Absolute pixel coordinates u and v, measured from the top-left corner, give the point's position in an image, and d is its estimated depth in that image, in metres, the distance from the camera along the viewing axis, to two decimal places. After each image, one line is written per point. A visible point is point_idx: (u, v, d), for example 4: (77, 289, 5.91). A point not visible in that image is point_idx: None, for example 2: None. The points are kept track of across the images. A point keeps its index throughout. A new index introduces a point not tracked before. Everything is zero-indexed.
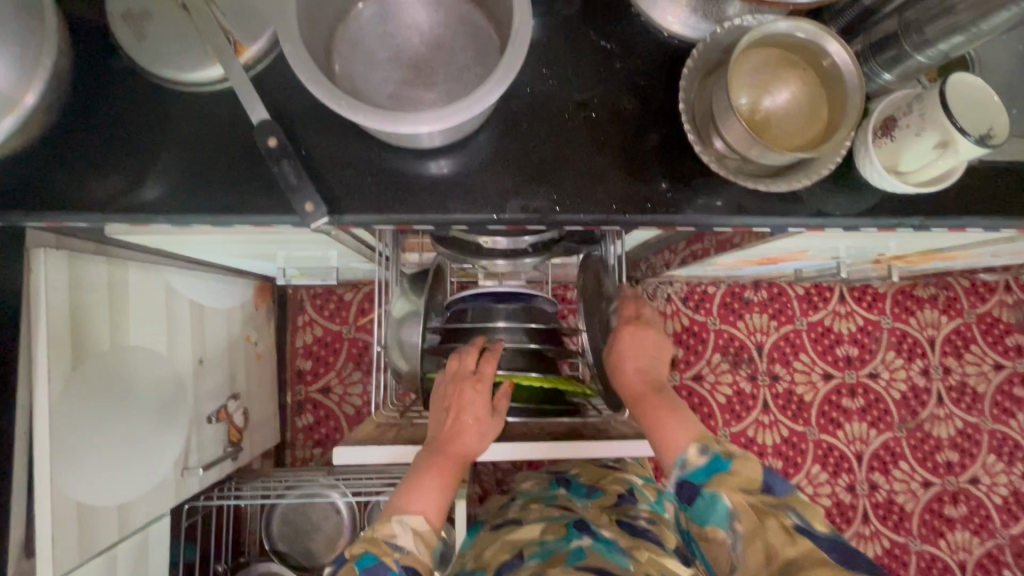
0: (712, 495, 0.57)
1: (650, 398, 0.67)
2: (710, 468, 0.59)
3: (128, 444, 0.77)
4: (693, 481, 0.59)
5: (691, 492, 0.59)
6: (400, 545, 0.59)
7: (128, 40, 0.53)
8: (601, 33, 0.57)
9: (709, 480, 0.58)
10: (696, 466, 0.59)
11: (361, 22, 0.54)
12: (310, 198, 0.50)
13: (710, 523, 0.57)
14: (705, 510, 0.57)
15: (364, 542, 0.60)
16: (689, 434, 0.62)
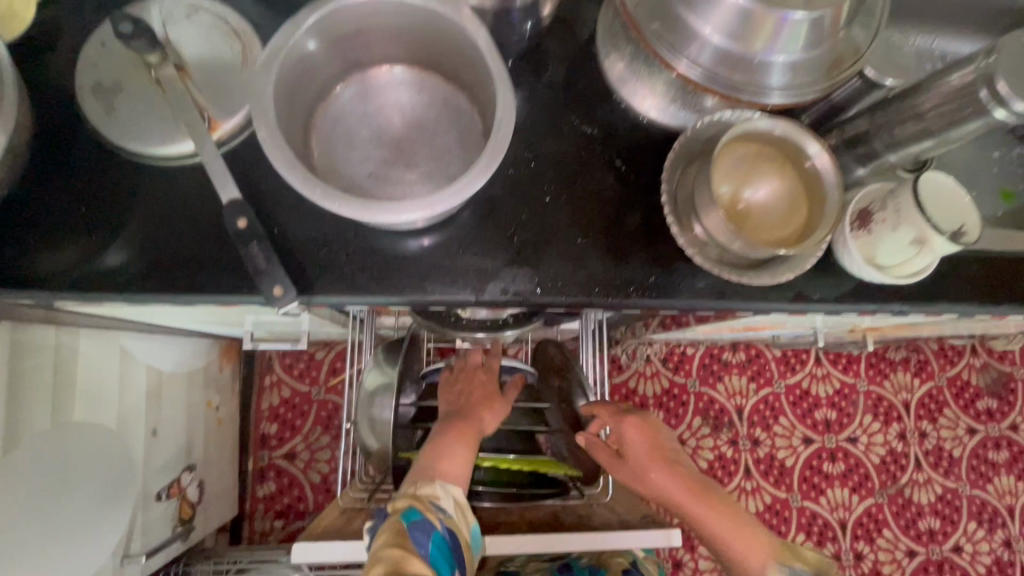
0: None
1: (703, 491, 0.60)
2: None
3: (64, 533, 0.69)
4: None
5: None
6: (443, 507, 0.58)
7: (96, 113, 0.51)
8: (582, 116, 0.56)
9: None
10: None
11: (340, 102, 0.54)
12: (279, 282, 0.47)
13: None
14: None
15: (407, 496, 0.58)
16: (767, 552, 0.56)
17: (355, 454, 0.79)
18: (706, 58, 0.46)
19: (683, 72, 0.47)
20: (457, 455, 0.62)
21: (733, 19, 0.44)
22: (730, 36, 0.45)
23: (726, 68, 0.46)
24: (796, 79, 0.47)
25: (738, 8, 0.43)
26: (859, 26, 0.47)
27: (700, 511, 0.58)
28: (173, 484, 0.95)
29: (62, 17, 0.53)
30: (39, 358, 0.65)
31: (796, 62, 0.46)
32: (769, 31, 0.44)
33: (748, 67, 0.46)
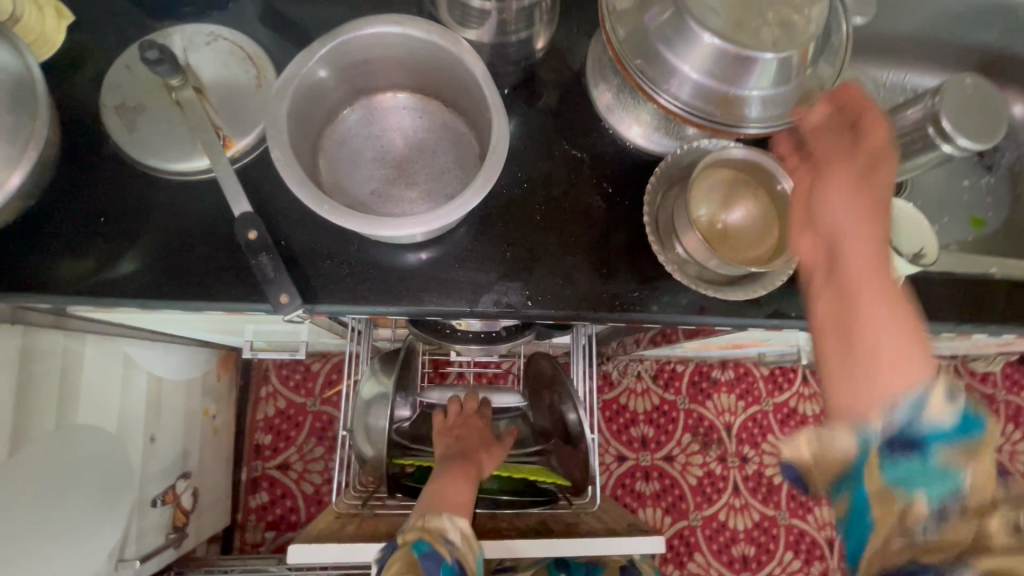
0: (836, 482, 0.37)
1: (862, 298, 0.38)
2: (956, 423, 0.34)
3: (63, 535, 0.71)
4: (930, 438, 0.34)
5: (903, 449, 0.34)
6: (451, 540, 0.60)
7: (119, 131, 0.54)
8: (572, 141, 0.60)
9: (951, 446, 0.34)
10: (936, 420, 0.34)
11: (348, 124, 0.58)
12: (286, 290, 0.50)
13: (910, 491, 0.34)
14: (915, 477, 0.34)
15: (417, 530, 0.60)
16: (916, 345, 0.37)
17: (350, 461, 0.81)
18: (686, 92, 0.50)
19: (665, 102, 0.50)
20: (460, 492, 0.65)
21: (710, 58, 0.48)
22: (708, 73, 0.49)
23: (703, 101, 0.50)
24: (766, 112, 0.51)
25: (716, 48, 0.47)
26: (823, 65, 0.52)
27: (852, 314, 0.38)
28: (167, 491, 0.96)
29: (90, 42, 0.57)
30: (48, 363, 0.68)
31: (764, 99, 0.50)
32: (742, 71, 0.48)
33: (723, 101, 0.50)
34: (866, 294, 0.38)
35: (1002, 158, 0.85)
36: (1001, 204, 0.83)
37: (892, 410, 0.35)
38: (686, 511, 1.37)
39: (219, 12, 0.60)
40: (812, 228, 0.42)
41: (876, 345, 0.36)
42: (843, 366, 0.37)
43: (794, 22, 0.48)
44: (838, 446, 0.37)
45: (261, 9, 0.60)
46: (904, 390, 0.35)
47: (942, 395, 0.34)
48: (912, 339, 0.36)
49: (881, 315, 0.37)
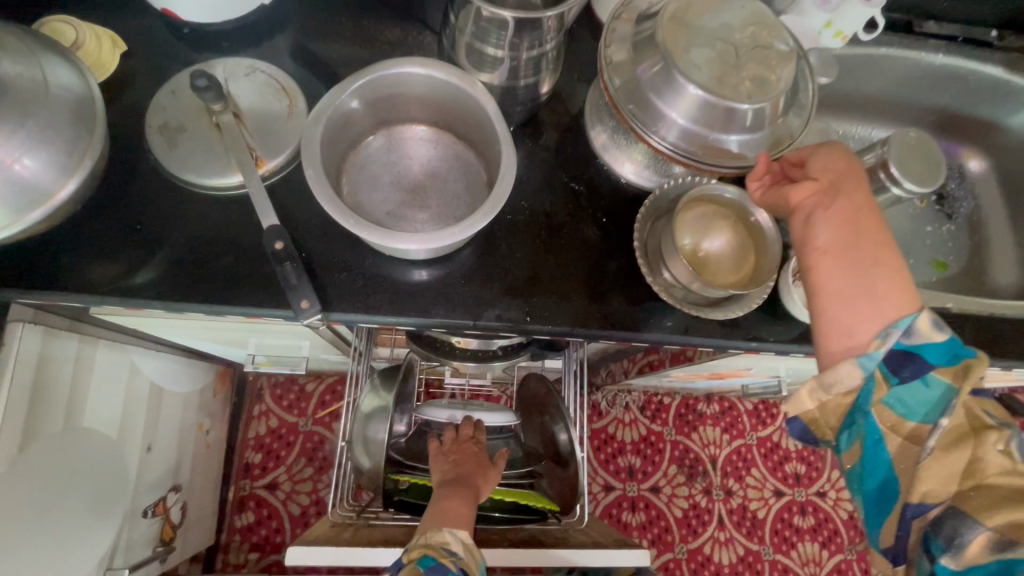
0: (846, 419, 0.43)
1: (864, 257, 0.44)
2: (946, 347, 0.42)
3: (60, 538, 0.71)
4: (924, 359, 0.41)
5: (902, 363, 0.42)
6: (454, 551, 0.62)
7: (160, 148, 0.60)
8: (571, 174, 0.66)
9: (944, 366, 0.41)
10: (927, 340, 0.42)
11: (369, 150, 0.64)
12: (306, 296, 0.55)
13: (908, 410, 0.41)
14: (916, 398, 0.41)
15: (420, 546, 0.61)
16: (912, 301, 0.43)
17: (346, 474, 0.83)
18: (673, 134, 0.57)
19: (655, 141, 0.57)
20: (456, 508, 0.68)
21: (696, 105, 0.55)
22: (694, 118, 0.55)
23: (689, 142, 0.57)
24: (741, 154, 0.57)
25: (701, 97, 0.54)
26: (793, 116, 0.59)
27: (854, 264, 0.44)
28: (159, 502, 0.97)
29: (137, 68, 0.63)
30: (63, 368, 0.69)
31: (741, 144, 0.57)
32: (724, 118, 0.55)
33: (706, 143, 0.57)
34: (862, 232, 0.45)
35: (960, 208, 0.93)
36: (961, 249, 0.91)
37: (887, 334, 0.42)
38: (671, 543, 1.38)
39: (256, 48, 0.67)
40: (814, 178, 0.48)
41: (867, 273, 0.44)
42: (839, 287, 0.44)
43: (766, 78, 0.55)
44: (842, 383, 0.42)
45: (293, 47, 0.67)
46: (895, 318, 0.43)
47: (930, 320, 0.42)
48: (900, 271, 0.44)
49: (874, 252, 0.44)
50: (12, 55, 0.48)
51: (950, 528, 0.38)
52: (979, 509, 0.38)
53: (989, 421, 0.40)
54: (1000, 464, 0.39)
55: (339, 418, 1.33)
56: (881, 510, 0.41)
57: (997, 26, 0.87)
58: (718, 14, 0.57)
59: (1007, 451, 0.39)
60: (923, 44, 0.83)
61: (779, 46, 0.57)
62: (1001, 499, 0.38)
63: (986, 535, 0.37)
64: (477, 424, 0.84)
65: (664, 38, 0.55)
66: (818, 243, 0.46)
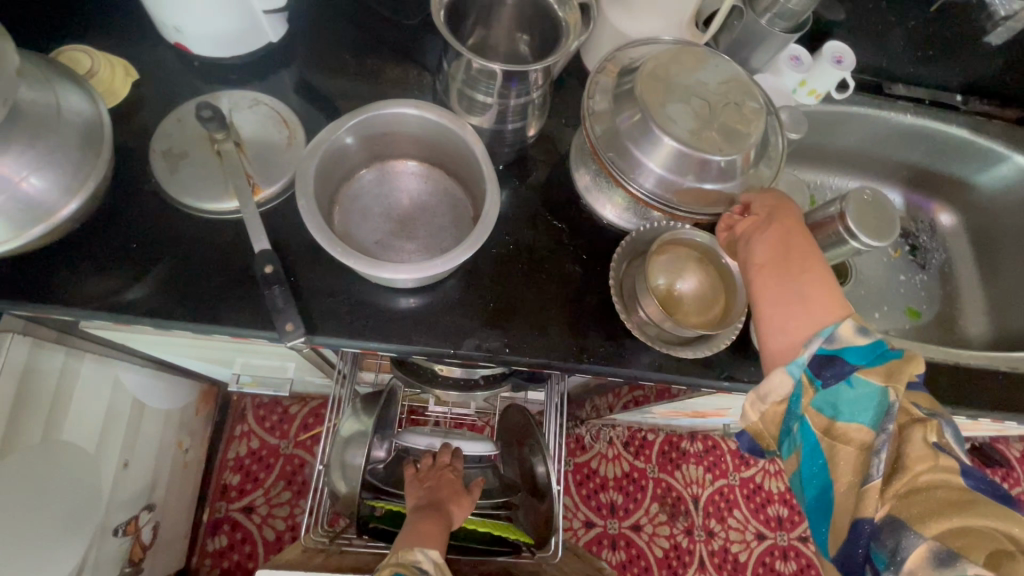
0: (785, 428, 0.46)
1: (791, 266, 0.51)
2: (870, 350, 0.45)
3: (31, 551, 0.71)
4: (845, 360, 0.44)
5: (826, 367, 0.45)
6: (425, 568, 0.62)
7: (162, 172, 0.62)
8: (555, 212, 0.69)
9: (867, 365, 0.44)
10: (848, 343, 0.45)
11: (362, 183, 0.67)
12: (291, 319, 0.57)
13: (839, 411, 0.43)
14: (846, 399, 0.43)
15: (392, 565, 0.61)
16: (840, 309, 0.47)
17: (321, 499, 0.83)
18: (650, 182, 0.60)
19: (633, 186, 0.60)
20: (429, 531, 0.68)
21: (671, 154, 0.58)
22: (670, 165, 0.59)
23: (666, 188, 0.60)
24: (714, 202, 0.61)
25: (675, 146, 0.57)
26: (763, 169, 0.62)
27: (785, 274, 0.51)
28: (130, 521, 0.95)
29: (147, 96, 0.67)
30: (47, 380, 0.70)
31: (715, 190, 0.60)
32: (698, 167, 0.58)
33: (681, 189, 0.60)
34: (793, 250, 0.52)
35: (931, 259, 0.97)
36: (933, 298, 0.94)
37: (810, 342, 0.46)
38: None
39: (262, 82, 0.70)
40: (754, 214, 0.57)
41: (797, 282, 0.50)
42: (774, 295, 0.51)
43: (736, 132, 0.59)
44: (776, 392, 0.46)
45: (297, 82, 0.71)
46: (820, 327, 0.47)
47: (853, 327, 0.46)
48: (829, 285, 0.49)
49: (802, 264, 0.51)
50: (27, 81, 0.51)
51: (893, 539, 0.37)
52: (919, 518, 0.37)
53: (917, 413, 0.42)
54: (927, 458, 0.39)
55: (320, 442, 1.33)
56: (823, 514, 0.42)
57: (961, 91, 0.92)
58: (693, 73, 0.62)
59: (934, 443, 0.40)
60: (892, 104, 0.88)
61: (749, 104, 0.61)
62: (940, 504, 0.37)
63: (926, 546, 0.35)
64: (456, 453, 0.84)
65: (642, 94, 0.59)
66: (757, 262, 0.54)
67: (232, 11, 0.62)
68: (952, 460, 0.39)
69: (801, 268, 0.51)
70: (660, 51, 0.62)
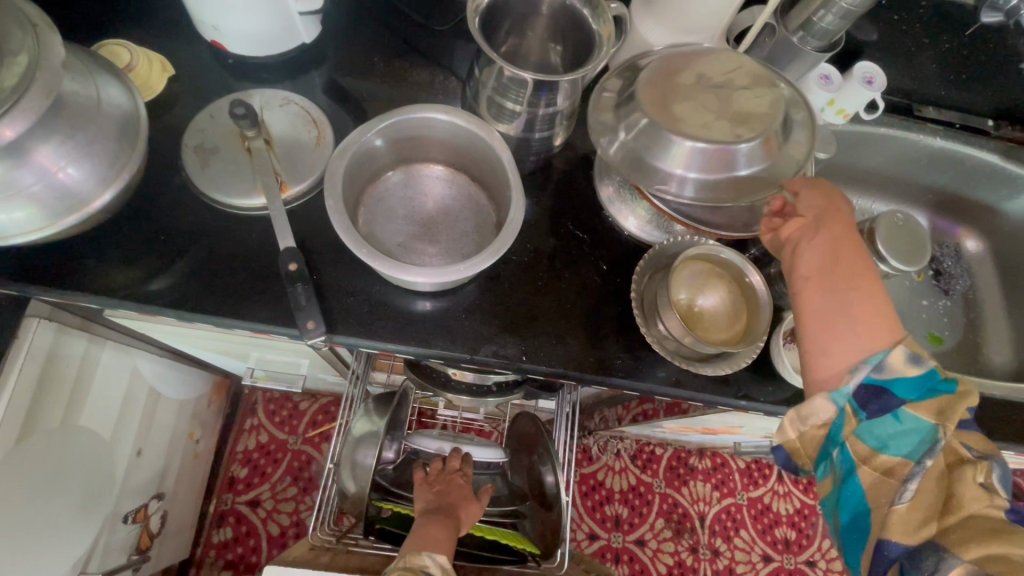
0: (823, 451, 0.45)
1: (837, 278, 0.47)
2: (920, 382, 0.43)
3: (43, 534, 0.72)
4: (894, 394, 0.42)
5: (875, 399, 0.42)
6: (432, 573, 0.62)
7: (193, 166, 0.63)
8: (576, 222, 0.69)
9: (918, 401, 0.42)
10: (900, 375, 0.43)
11: (388, 185, 0.67)
12: (313, 317, 0.58)
13: (885, 444, 0.42)
14: (893, 433, 0.42)
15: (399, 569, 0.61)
16: (890, 332, 0.44)
17: (330, 497, 0.83)
18: (683, 187, 0.58)
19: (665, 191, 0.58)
20: (437, 535, 0.68)
21: (693, 152, 0.56)
22: (696, 162, 0.57)
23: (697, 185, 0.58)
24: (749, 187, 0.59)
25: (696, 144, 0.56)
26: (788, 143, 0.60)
27: (832, 285, 0.47)
28: (140, 508, 0.96)
29: (181, 92, 0.68)
30: (69, 366, 0.71)
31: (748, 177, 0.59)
32: (722, 161, 0.57)
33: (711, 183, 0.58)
34: (843, 261, 0.48)
35: (956, 284, 0.95)
36: (956, 325, 0.92)
37: (856, 369, 0.43)
38: None
39: (293, 82, 0.71)
40: (799, 213, 0.53)
41: (847, 296, 0.46)
42: (820, 312, 0.47)
43: (751, 114, 0.57)
44: (817, 416, 0.44)
45: (327, 83, 0.72)
46: (869, 353, 0.44)
47: (904, 356, 0.43)
48: (879, 304, 0.45)
49: (851, 278, 0.47)
50: (71, 73, 0.52)
51: (931, 559, 0.36)
52: (960, 542, 0.36)
53: (966, 453, 0.40)
54: (980, 498, 0.37)
55: (329, 439, 1.33)
56: (856, 540, 0.41)
57: (993, 116, 0.91)
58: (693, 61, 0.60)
59: (986, 483, 0.38)
60: (922, 127, 0.87)
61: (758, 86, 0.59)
62: (982, 531, 0.36)
63: (964, 568, 0.35)
64: (467, 458, 0.84)
65: (645, 101, 0.58)
66: (804, 274, 0.50)
67: (269, 12, 0.63)
68: (1003, 499, 0.37)
69: (850, 280, 0.47)
70: (672, 51, 0.62)
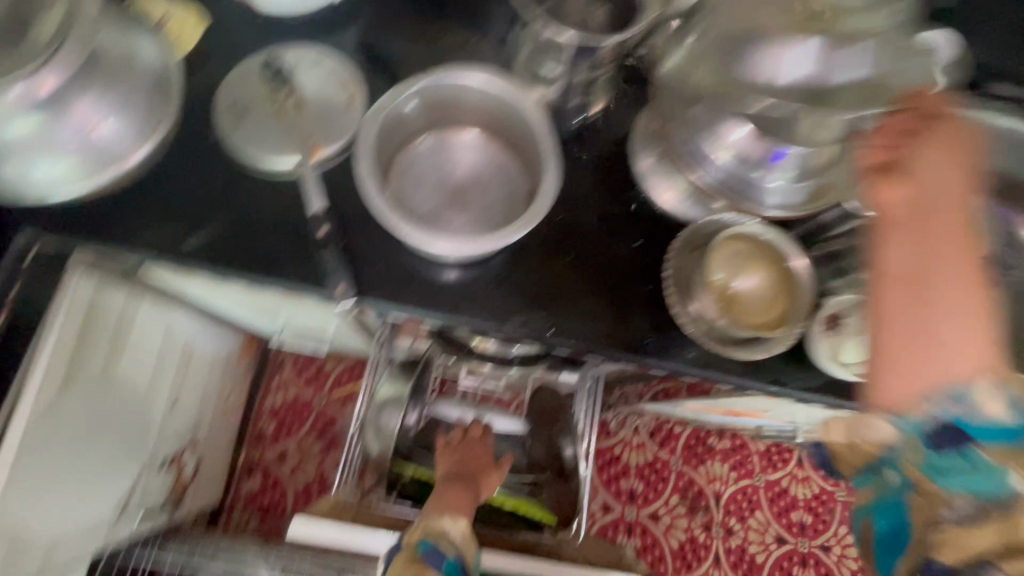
0: (869, 467, 0.39)
1: (933, 283, 0.36)
2: (1006, 422, 0.35)
3: (86, 477, 0.76)
4: (971, 433, 0.35)
5: (947, 433, 0.35)
6: (453, 538, 0.63)
7: (226, 125, 0.63)
8: (613, 194, 0.66)
9: (996, 439, 0.35)
10: (986, 412, 0.35)
11: (419, 149, 0.66)
12: (342, 281, 0.59)
13: (945, 479, 0.36)
14: (960, 470, 0.36)
15: (421, 529, 0.63)
16: (986, 358, 0.35)
17: (353, 456, 0.86)
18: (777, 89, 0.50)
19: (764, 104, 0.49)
20: (458, 500, 0.69)
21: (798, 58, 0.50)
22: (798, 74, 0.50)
23: (801, 100, 0.49)
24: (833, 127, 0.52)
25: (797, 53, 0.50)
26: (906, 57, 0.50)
27: (928, 290, 0.36)
28: (176, 455, 1.01)
29: (214, 47, 0.67)
30: (107, 319, 0.72)
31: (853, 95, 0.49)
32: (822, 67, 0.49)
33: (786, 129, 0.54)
34: (942, 258, 0.37)
35: None
36: None
37: (936, 400, 0.35)
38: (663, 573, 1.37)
39: (326, 38, 0.69)
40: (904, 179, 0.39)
41: (942, 308, 0.36)
42: (902, 321, 0.37)
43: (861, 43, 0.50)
44: (873, 434, 0.38)
45: (360, 40, 0.70)
46: (953, 382, 0.35)
47: (995, 391, 0.35)
48: (980, 323, 0.36)
49: (953, 283, 0.36)
50: (109, 26, 0.53)
51: None
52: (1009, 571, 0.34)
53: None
54: None
55: (352, 400, 1.36)
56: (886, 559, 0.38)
57: None
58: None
59: None
60: None
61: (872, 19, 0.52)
62: None
63: None
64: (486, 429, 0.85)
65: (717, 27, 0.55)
66: (890, 269, 0.38)
67: None
68: None
69: (950, 287, 0.36)
70: None
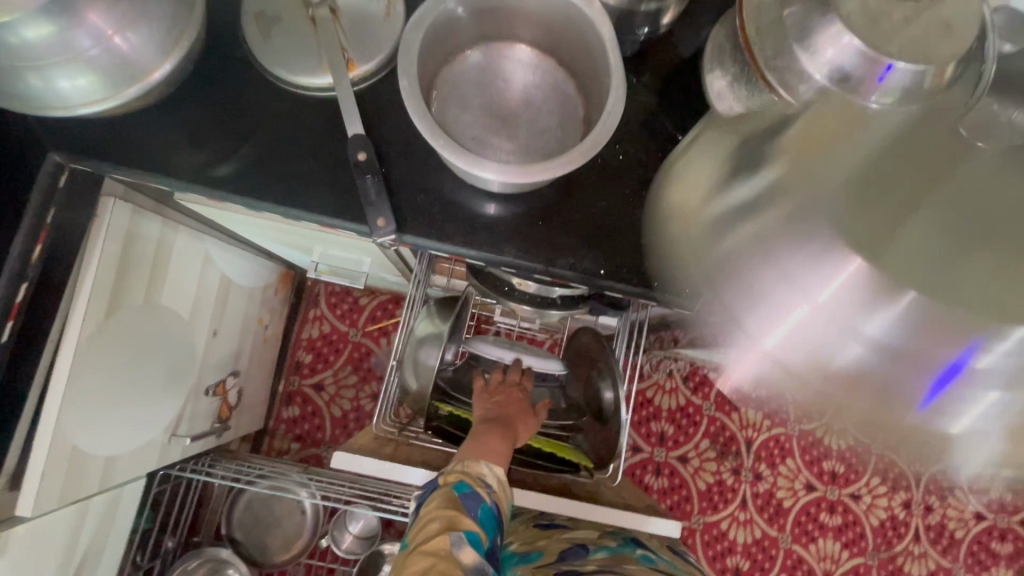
0: None
1: None
2: None
3: (138, 401, 0.78)
4: None
5: None
6: (488, 483, 0.63)
7: (256, 38, 0.58)
8: (676, 124, 0.60)
9: None
10: None
11: (464, 67, 0.59)
12: (382, 215, 0.54)
13: None
14: None
15: (457, 472, 0.63)
16: None
17: (390, 392, 0.86)
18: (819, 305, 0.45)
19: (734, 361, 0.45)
20: (494, 445, 0.68)
21: (813, 273, 0.36)
22: (838, 309, 0.35)
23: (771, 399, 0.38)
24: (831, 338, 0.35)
25: (809, 260, 0.36)
26: (1009, 184, 0.39)
27: None
28: (219, 383, 1.03)
29: None
30: (147, 248, 0.71)
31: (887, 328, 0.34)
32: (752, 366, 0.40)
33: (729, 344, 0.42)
34: None
35: None
36: None
37: None
38: (689, 513, 1.38)
39: None
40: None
41: None
42: None
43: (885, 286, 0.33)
44: None
45: None
46: None
47: None
48: None
49: None
50: None
51: None
52: None
53: None
54: None
55: (387, 334, 1.38)
56: None
57: None
58: (817, 124, 0.41)
59: None
60: None
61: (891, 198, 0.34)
62: None
63: None
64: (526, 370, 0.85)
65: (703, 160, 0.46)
66: None
67: None
68: None
69: None
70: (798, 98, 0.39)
